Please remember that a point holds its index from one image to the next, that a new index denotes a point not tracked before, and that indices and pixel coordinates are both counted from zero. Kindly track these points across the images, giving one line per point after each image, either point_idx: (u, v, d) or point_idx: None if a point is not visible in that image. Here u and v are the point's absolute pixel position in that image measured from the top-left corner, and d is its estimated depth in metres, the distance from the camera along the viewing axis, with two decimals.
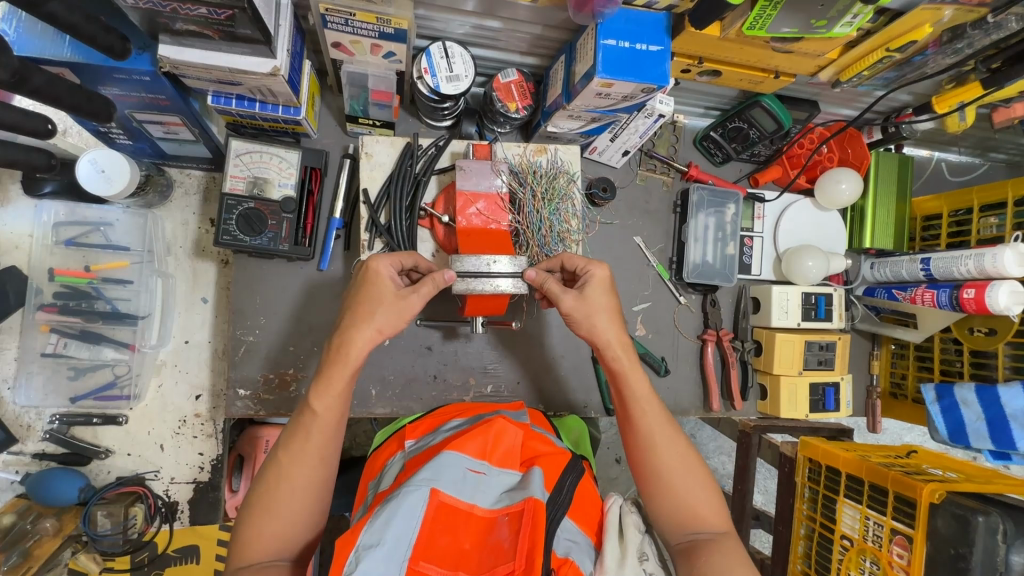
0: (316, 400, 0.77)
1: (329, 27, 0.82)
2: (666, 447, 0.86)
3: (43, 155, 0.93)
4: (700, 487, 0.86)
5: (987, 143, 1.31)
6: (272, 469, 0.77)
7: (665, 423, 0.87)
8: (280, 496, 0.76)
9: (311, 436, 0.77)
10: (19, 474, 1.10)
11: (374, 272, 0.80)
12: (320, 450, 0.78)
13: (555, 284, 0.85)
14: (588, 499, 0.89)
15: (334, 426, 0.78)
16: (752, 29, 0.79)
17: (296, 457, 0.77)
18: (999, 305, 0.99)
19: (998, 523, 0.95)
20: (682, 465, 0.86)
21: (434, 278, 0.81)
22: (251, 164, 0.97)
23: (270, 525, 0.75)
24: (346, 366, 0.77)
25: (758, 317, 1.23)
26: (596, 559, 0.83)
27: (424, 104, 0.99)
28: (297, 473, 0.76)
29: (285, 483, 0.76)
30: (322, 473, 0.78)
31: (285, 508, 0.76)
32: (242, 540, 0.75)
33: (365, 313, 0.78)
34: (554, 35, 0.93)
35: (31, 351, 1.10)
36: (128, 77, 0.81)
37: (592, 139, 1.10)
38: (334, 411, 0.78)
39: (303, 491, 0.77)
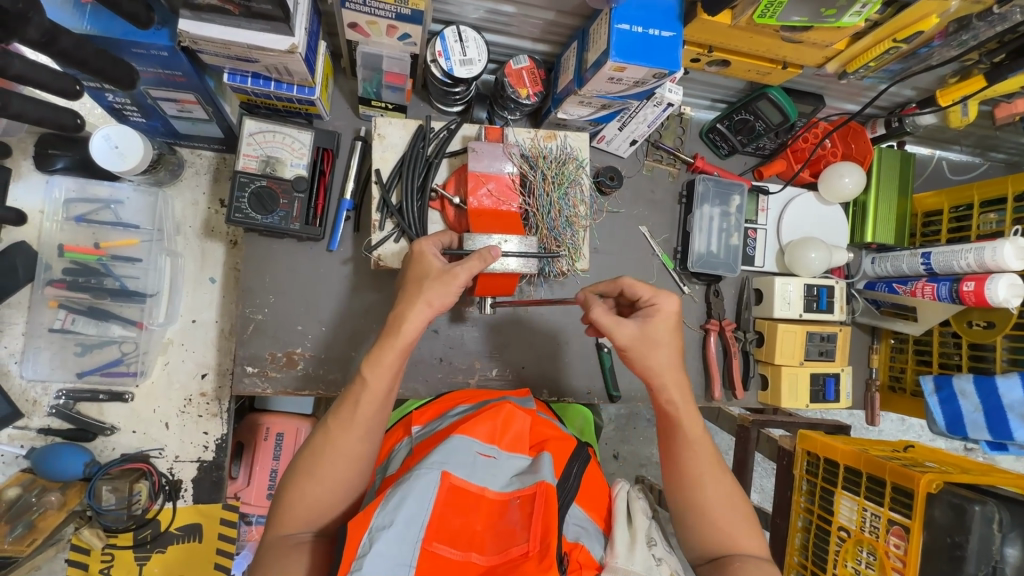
0: (368, 369, 0.77)
1: (347, 6, 0.83)
2: (709, 479, 0.86)
3: (70, 115, 0.90)
4: (742, 521, 0.86)
5: (987, 141, 1.33)
6: (319, 433, 0.78)
7: (710, 464, 0.86)
8: (323, 463, 0.76)
9: (360, 406, 0.77)
10: (24, 449, 1.10)
11: (419, 252, 0.81)
12: (366, 421, 0.77)
13: (605, 315, 0.83)
14: (597, 486, 0.91)
15: (381, 401, 0.77)
16: (763, 16, 0.81)
17: (344, 425, 0.77)
18: (998, 297, 1.02)
19: (994, 512, 0.98)
20: (727, 502, 0.86)
21: (479, 254, 0.78)
22: (264, 143, 0.98)
23: (313, 490, 0.76)
24: (397, 341, 0.76)
25: (760, 308, 1.24)
26: (604, 544, 0.84)
27: (436, 88, 1.00)
28: (341, 442, 0.76)
29: (328, 450, 0.76)
30: (363, 447, 0.77)
31: (325, 474, 0.76)
32: (285, 503, 0.76)
33: (415, 290, 0.77)
34: (566, 21, 0.95)
35: (39, 326, 1.10)
36: (147, 51, 0.82)
37: (601, 127, 1.12)
38: (383, 384, 0.77)
39: (345, 461, 0.76)
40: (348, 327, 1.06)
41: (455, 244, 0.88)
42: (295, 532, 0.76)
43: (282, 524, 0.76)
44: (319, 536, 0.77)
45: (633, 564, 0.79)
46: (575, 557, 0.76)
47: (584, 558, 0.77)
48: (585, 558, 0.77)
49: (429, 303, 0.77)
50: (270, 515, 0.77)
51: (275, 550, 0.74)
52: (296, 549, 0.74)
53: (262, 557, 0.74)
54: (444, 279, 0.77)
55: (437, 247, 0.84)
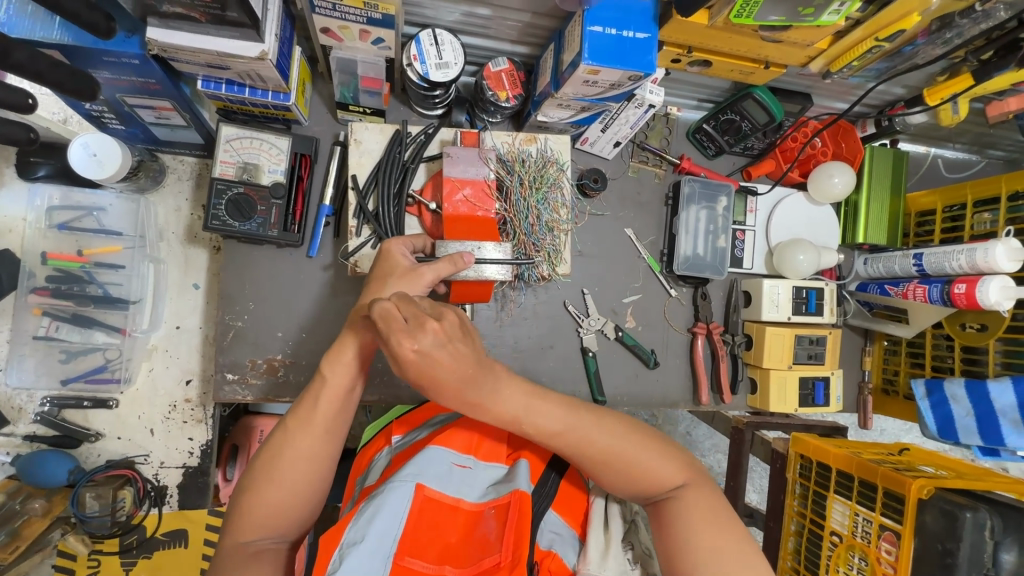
0: (327, 367, 0.77)
1: (318, 11, 0.82)
2: (585, 429, 0.80)
3: (22, 129, 0.89)
4: (644, 452, 0.81)
5: (983, 138, 1.30)
6: (278, 437, 0.76)
7: (573, 420, 0.80)
8: (281, 465, 0.75)
9: (319, 404, 0.76)
10: (10, 455, 1.11)
11: (387, 251, 0.80)
12: (326, 421, 0.76)
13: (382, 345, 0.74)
14: (573, 491, 0.90)
15: (342, 399, 0.77)
16: (739, 16, 0.79)
17: (304, 425, 0.76)
18: (989, 299, 1.00)
19: (986, 519, 0.95)
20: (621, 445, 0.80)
21: (450, 258, 0.78)
22: (241, 149, 0.98)
23: (274, 494, 0.74)
24: (359, 336, 0.77)
25: (749, 311, 1.22)
26: (579, 551, 0.84)
27: (415, 92, 0.99)
28: (301, 443, 0.76)
29: (288, 451, 0.75)
30: (325, 448, 0.77)
31: (285, 477, 0.75)
32: (244, 509, 0.74)
33: (378, 286, 0.77)
34: (543, 23, 0.93)
35: (23, 333, 1.10)
36: (118, 60, 0.81)
37: (583, 129, 1.10)
38: (344, 381, 0.77)
39: (303, 461, 0.75)
40: (329, 333, 1.06)
41: (428, 249, 0.87)
42: (254, 539, 0.74)
43: (242, 532, 0.74)
44: (281, 541, 0.76)
45: (605, 571, 0.78)
46: (545, 566, 0.76)
47: (556, 566, 0.77)
48: (556, 567, 0.77)
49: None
50: (228, 522, 0.75)
51: (232, 558, 0.72)
52: (255, 556, 0.73)
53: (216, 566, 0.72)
54: (410, 278, 0.76)
55: (407, 249, 0.83)
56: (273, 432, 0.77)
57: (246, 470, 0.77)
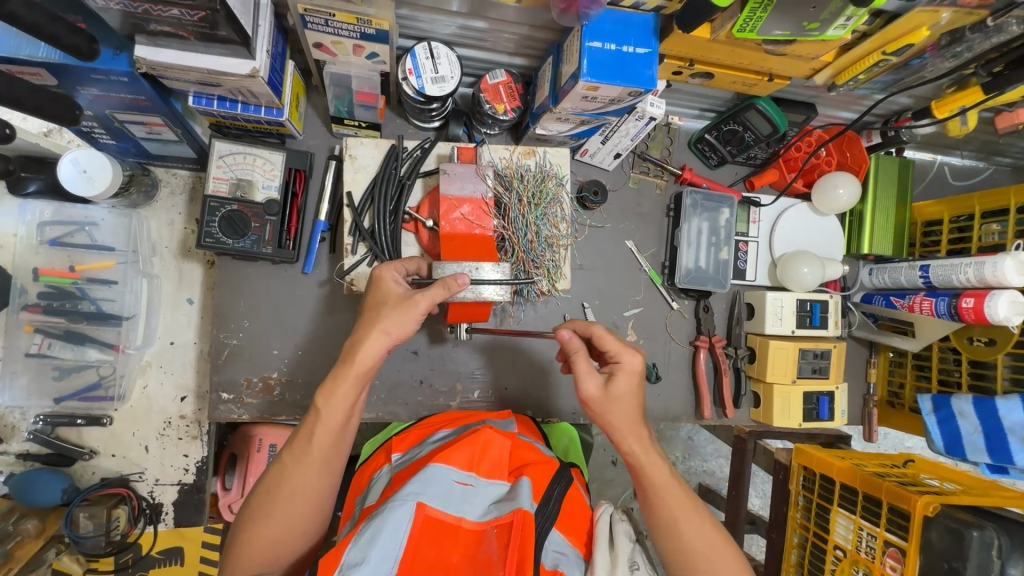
0: (322, 401, 0.74)
1: (310, 27, 0.80)
2: (693, 524, 0.81)
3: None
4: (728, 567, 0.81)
5: (991, 146, 1.27)
6: (275, 469, 0.75)
7: (687, 504, 0.82)
8: (278, 499, 0.74)
9: (314, 437, 0.74)
10: (3, 474, 1.10)
11: (378, 279, 0.79)
12: (322, 454, 0.75)
13: (582, 363, 0.83)
14: (577, 508, 0.88)
15: (337, 432, 0.75)
16: (742, 31, 0.77)
17: (300, 459, 0.74)
18: (998, 314, 0.97)
19: (992, 538, 0.94)
20: (710, 547, 0.81)
21: (444, 282, 0.75)
22: (234, 165, 0.96)
23: (272, 527, 0.73)
24: (353, 369, 0.74)
25: (752, 323, 1.20)
26: (586, 571, 0.81)
27: (411, 105, 0.97)
28: (298, 477, 0.74)
29: (284, 485, 0.74)
30: (322, 480, 0.76)
31: (283, 512, 0.74)
32: (242, 543, 0.73)
33: (372, 318, 0.75)
34: (541, 35, 0.91)
35: (15, 350, 1.08)
36: (107, 77, 0.79)
37: (583, 141, 1.08)
38: (340, 415, 0.74)
39: (301, 496, 0.74)
40: (325, 351, 1.04)
41: (423, 271, 0.85)
42: (256, 573, 0.74)
43: (241, 565, 0.73)
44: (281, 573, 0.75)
45: None
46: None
47: None
48: None
49: (387, 331, 0.74)
50: (227, 556, 0.75)
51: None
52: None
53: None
54: (404, 306, 0.75)
55: (399, 273, 0.81)
56: (269, 466, 0.76)
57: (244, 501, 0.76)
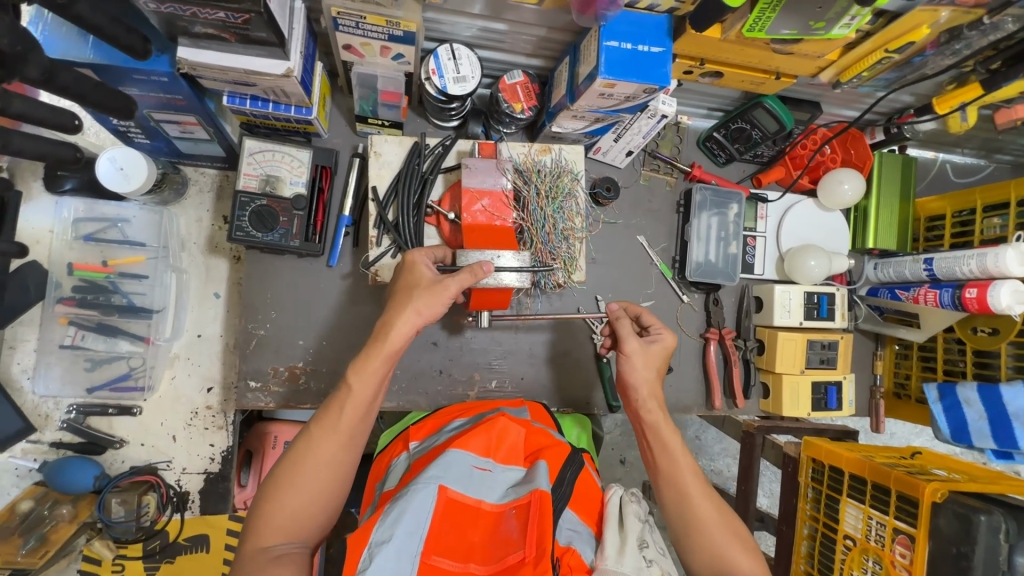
0: (353, 375, 0.78)
1: (341, 29, 0.84)
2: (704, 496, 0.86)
3: (71, 148, 0.95)
4: (737, 536, 0.84)
5: (990, 144, 1.31)
6: (303, 440, 0.78)
7: (696, 474, 0.88)
8: (304, 470, 0.76)
9: (344, 410, 0.78)
10: (36, 462, 1.14)
11: (411, 263, 0.84)
12: (350, 428, 0.78)
13: (625, 327, 0.96)
14: (589, 492, 0.90)
15: (367, 406, 0.79)
16: (752, 30, 0.81)
17: (329, 430, 0.77)
18: (1000, 303, 1.00)
19: (1000, 522, 0.96)
20: (719, 516, 0.85)
21: (471, 269, 0.81)
22: (264, 162, 1.00)
23: (298, 496, 0.75)
24: (384, 348, 0.78)
25: (761, 316, 1.24)
26: (596, 548, 0.83)
27: (432, 104, 1.01)
28: (326, 449, 0.77)
29: (310, 455, 0.77)
30: (346, 454, 0.78)
31: (308, 482, 0.76)
32: (265, 513, 0.75)
33: (403, 299, 0.80)
34: (558, 37, 0.96)
35: (50, 342, 1.13)
36: (147, 77, 0.84)
37: (596, 139, 1.12)
38: (369, 389, 0.78)
39: (328, 466, 0.77)
40: (349, 341, 1.08)
41: (449, 259, 0.90)
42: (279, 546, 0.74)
43: (263, 534, 0.74)
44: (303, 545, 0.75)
45: (623, 567, 0.77)
46: (566, 562, 0.75)
47: (576, 561, 0.76)
48: (576, 563, 0.76)
49: (418, 312, 0.79)
50: (249, 528, 0.75)
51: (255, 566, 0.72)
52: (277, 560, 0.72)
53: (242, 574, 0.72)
54: (434, 290, 0.79)
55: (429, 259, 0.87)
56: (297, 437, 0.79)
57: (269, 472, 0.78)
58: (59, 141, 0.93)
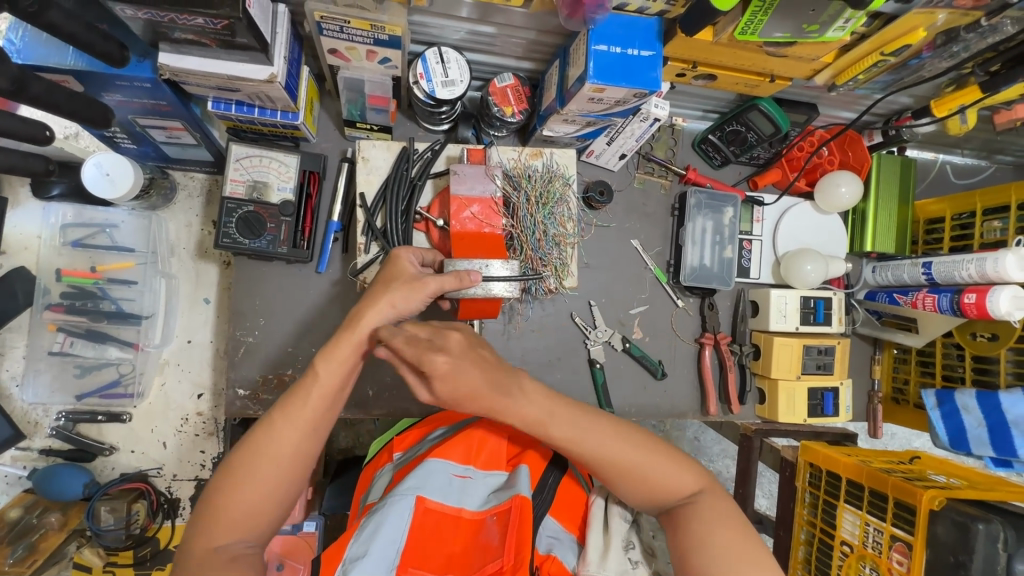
0: (321, 362, 0.77)
1: (325, 34, 0.83)
2: (616, 442, 0.80)
3: (42, 161, 0.96)
4: (665, 460, 0.82)
5: (992, 144, 1.29)
6: (264, 427, 0.75)
7: (601, 430, 0.81)
8: (263, 459, 0.74)
9: (309, 400, 0.76)
10: (26, 470, 1.14)
11: (397, 257, 0.82)
12: (315, 417, 0.77)
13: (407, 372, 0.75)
14: (572, 494, 0.88)
15: (334, 395, 0.78)
16: (744, 33, 0.79)
17: (292, 419, 0.76)
18: (1000, 310, 0.98)
19: (998, 531, 0.92)
20: (641, 453, 0.81)
21: (457, 274, 0.79)
22: (251, 168, 0.99)
23: (255, 488, 0.72)
24: (354, 334, 0.77)
25: (757, 320, 1.22)
26: (580, 554, 0.83)
27: (421, 108, 0.99)
28: (287, 437, 0.75)
29: (272, 443, 0.74)
30: (308, 445, 0.77)
31: (266, 472, 0.73)
32: (219, 505, 0.72)
33: (381, 288, 0.78)
34: (547, 39, 0.94)
35: (38, 349, 1.12)
36: (130, 83, 0.83)
37: (588, 143, 1.10)
38: (336, 378, 0.77)
39: (288, 457, 0.75)
40: None
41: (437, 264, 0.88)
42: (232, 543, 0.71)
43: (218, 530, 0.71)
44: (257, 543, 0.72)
45: (605, 572, 0.77)
46: (546, 569, 0.74)
47: (558, 570, 0.75)
48: (557, 570, 0.75)
49: (392, 304, 0.78)
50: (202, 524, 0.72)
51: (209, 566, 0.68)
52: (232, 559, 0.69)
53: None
54: (415, 286, 0.77)
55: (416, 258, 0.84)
56: (257, 426, 0.76)
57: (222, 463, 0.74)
58: (31, 154, 0.95)
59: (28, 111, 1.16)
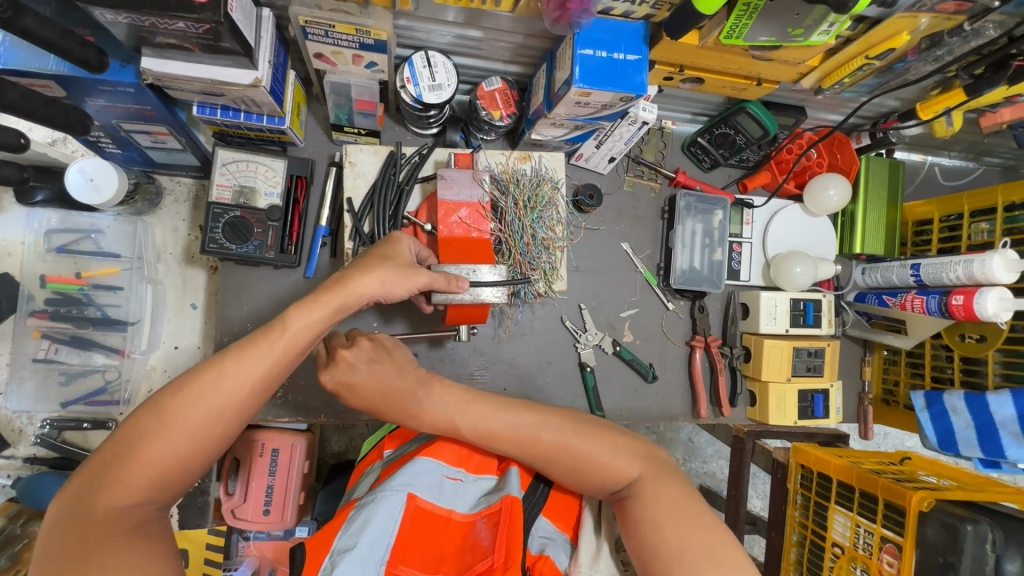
0: (292, 314, 0.71)
1: (310, 38, 0.82)
2: (551, 430, 0.81)
3: (16, 168, 0.99)
4: (606, 445, 0.80)
5: (979, 146, 1.30)
6: (209, 375, 0.67)
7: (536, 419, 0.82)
8: (199, 411, 0.66)
9: (269, 354, 0.69)
10: (9, 479, 1.13)
11: (396, 240, 0.82)
12: (269, 374, 0.70)
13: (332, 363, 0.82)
14: (565, 495, 0.88)
15: (297, 352, 0.72)
16: (729, 37, 0.79)
17: (243, 371, 0.68)
18: (987, 312, 0.99)
19: (987, 532, 0.93)
20: (578, 437, 0.80)
21: (447, 276, 0.80)
22: (237, 173, 0.98)
23: (182, 442, 0.65)
24: (337, 296, 0.74)
25: (747, 323, 1.22)
26: (572, 554, 0.80)
27: (409, 112, 0.99)
28: (233, 390, 0.67)
29: (214, 394, 0.67)
30: (254, 405, 0.70)
31: (197, 425, 0.66)
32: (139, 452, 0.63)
33: (374, 263, 0.76)
34: (535, 43, 0.94)
35: (22, 357, 1.11)
36: (113, 88, 0.82)
37: (578, 146, 1.10)
38: (305, 335, 0.72)
39: (229, 414, 0.68)
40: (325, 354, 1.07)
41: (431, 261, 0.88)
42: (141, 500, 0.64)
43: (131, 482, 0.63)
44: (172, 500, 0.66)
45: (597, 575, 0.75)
46: (538, 569, 0.73)
47: (550, 570, 0.74)
48: (550, 570, 0.74)
49: (381, 280, 0.76)
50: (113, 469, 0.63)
51: (112, 524, 0.61)
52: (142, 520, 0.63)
53: (86, 533, 0.60)
54: (408, 272, 0.78)
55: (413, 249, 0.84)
56: (201, 370, 0.67)
57: (148, 406, 0.65)
58: (5, 162, 0.98)
59: (7, 120, 1.13)
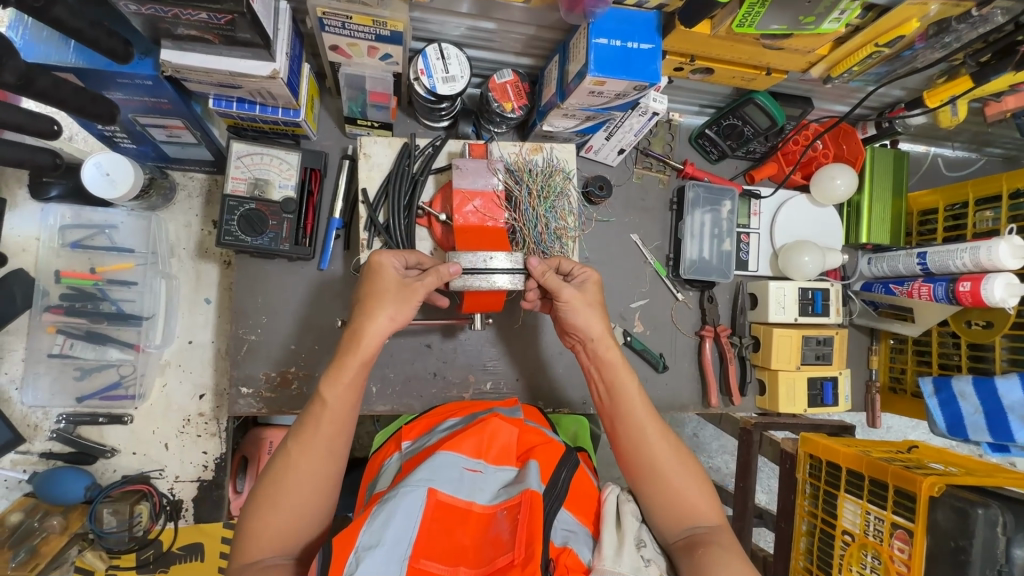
0: (326, 390, 0.78)
1: (327, 30, 0.83)
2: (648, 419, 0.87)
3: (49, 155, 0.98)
4: (677, 461, 0.85)
5: (981, 136, 1.32)
6: (281, 459, 0.77)
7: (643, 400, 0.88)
8: (285, 488, 0.75)
9: (320, 427, 0.77)
10: (26, 473, 1.13)
11: (379, 265, 0.83)
12: (327, 443, 0.77)
13: (554, 278, 0.86)
14: (584, 489, 0.88)
15: (342, 419, 0.78)
16: (741, 26, 0.81)
17: (304, 447, 0.77)
18: (994, 297, 1.00)
19: (998, 515, 0.94)
20: (661, 436, 0.86)
21: (436, 271, 0.82)
22: (252, 166, 0.99)
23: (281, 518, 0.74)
24: (358, 355, 0.79)
25: (756, 312, 1.24)
26: (594, 548, 0.81)
27: (422, 105, 1.00)
28: (305, 464, 0.76)
29: (290, 473, 0.76)
30: (329, 469, 0.78)
31: (289, 501, 0.75)
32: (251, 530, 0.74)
33: (374, 308, 0.80)
34: (547, 35, 0.95)
35: (38, 351, 1.11)
36: (132, 81, 0.83)
37: (588, 138, 1.12)
38: (343, 402, 0.78)
39: (308, 484, 0.76)
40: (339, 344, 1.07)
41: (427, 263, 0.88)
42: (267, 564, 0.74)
43: (249, 550, 0.73)
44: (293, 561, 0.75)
45: (621, 567, 0.75)
46: (561, 562, 0.73)
47: (573, 562, 0.74)
48: (573, 563, 0.74)
49: (391, 318, 0.80)
50: (236, 545, 0.75)
51: None
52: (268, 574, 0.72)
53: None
54: (406, 293, 0.81)
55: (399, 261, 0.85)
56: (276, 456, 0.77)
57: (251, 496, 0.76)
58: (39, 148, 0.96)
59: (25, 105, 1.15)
